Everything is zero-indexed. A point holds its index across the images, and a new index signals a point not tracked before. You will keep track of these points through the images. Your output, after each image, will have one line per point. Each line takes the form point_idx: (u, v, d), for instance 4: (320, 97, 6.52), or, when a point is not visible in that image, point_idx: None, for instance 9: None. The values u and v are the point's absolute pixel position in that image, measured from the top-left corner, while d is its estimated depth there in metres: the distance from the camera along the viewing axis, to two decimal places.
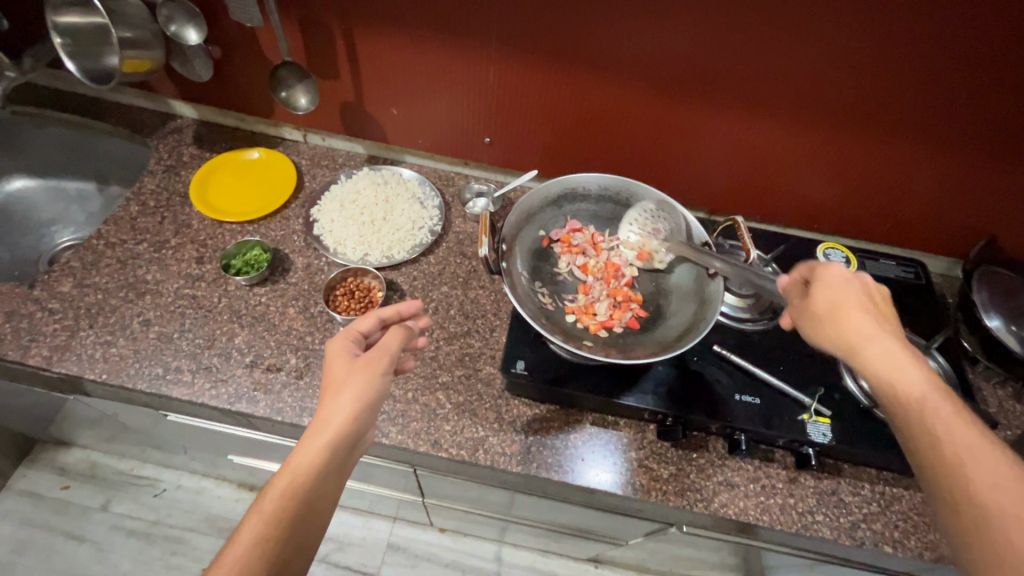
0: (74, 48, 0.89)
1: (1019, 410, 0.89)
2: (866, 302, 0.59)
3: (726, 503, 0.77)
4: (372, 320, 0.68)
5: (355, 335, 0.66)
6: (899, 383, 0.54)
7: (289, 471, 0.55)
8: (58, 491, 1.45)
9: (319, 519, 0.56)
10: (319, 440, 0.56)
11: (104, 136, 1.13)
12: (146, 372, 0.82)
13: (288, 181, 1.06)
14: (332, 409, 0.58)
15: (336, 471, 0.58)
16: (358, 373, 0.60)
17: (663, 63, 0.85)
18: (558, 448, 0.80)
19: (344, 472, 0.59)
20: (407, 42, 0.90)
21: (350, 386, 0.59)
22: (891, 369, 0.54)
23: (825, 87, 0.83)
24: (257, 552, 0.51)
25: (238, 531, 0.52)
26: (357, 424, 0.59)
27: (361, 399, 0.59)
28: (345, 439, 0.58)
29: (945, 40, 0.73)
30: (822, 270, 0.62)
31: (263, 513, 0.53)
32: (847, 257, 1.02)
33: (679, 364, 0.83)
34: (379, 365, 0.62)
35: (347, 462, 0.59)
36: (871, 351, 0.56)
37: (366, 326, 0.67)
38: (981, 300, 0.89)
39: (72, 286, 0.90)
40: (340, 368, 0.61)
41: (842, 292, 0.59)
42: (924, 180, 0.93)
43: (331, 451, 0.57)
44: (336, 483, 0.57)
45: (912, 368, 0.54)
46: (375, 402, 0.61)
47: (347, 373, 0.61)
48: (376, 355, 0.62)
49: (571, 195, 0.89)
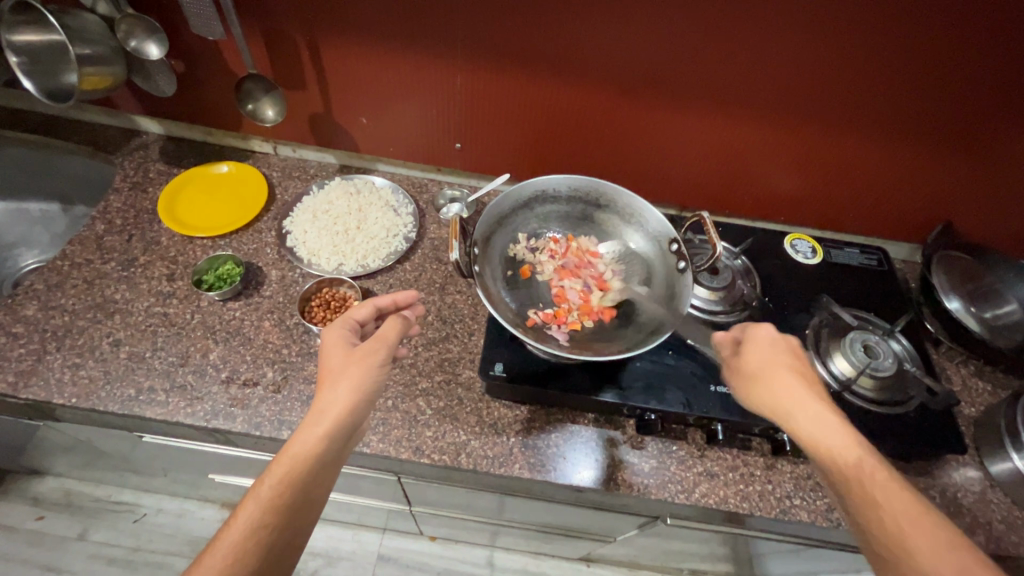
0: (32, 66, 0.87)
1: (981, 387, 0.93)
2: (791, 365, 0.64)
3: (706, 492, 0.78)
4: (367, 308, 0.69)
5: (351, 322, 0.67)
6: (831, 448, 0.56)
7: (288, 456, 0.55)
8: (32, 522, 1.40)
9: (315, 510, 0.56)
10: (317, 428, 0.57)
11: (67, 154, 1.11)
12: (118, 395, 0.80)
13: (259, 193, 1.05)
14: (329, 400, 0.58)
15: (333, 461, 0.57)
16: (356, 364, 0.61)
17: (629, 65, 0.87)
18: (541, 448, 0.80)
19: (342, 462, 0.59)
20: (372, 51, 0.91)
21: (348, 375, 0.60)
22: (817, 432, 0.58)
23: (786, 81, 0.85)
24: (252, 540, 0.51)
25: (232, 517, 0.52)
26: (356, 414, 0.59)
27: (359, 390, 0.59)
28: (342, 429, 0.58)
29: (896, 30, 0.76)
30: (753, 330, 0.68)
31: (259, 502, 0.53)
32: (813, 247, 1.05)
33: (655, 357, 0.85)
34: (377, 355, 0.62)
35: (344, 451, 0.59)
36: (798, 415, 0.59)
37: (363, 315, 0.69)
38: (942, 284, 0.93)
39: (37, 309, 0.87)
40: (338, 357, 0.62)
41: (770, 355, 0.65)
42: (886, 170, 0.96)
43: (328, 440, 0.57)
44: (332, 473, 0.57)
45: (841, 438, 0.57)
46: (373, 393, 0.61)
47: (345, 363, 0.61)
48: (374, 345, 0.63)
49: (541, 197, 0.89)
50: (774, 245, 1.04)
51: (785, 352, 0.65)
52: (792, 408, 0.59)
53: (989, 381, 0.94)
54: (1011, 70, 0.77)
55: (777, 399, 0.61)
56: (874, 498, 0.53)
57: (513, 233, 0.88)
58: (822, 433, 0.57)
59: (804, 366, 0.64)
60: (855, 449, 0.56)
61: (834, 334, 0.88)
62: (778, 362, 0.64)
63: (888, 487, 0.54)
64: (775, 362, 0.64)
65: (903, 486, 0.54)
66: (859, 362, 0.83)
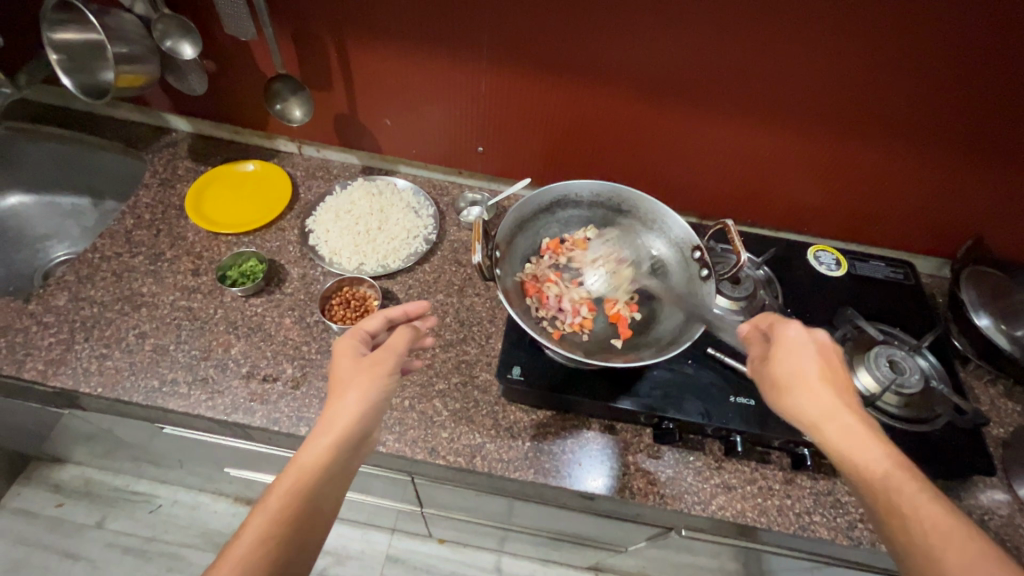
0: (69, 63, 0.90)
1: (1011, 407, 0.90)
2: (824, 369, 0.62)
3: (723, 505, 0.77)
4: (379, 319, 0.70)
5: (361, 334, 0.68)
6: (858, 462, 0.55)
7: (295, 467, 0.56)
8: (51, 509, 1.43)
9: (323, 520, 0.56)
10: (326, 439, 0.57)
11: (98, 150, 1.14)
12: (142, 385, 0.81)
13: (283, 192, 1.07)
14: (338, 408, 0.60)
15: (341, 471, 0.58)
16: (365, 373, 0.62)
17: (655, 70, 0.87)
18: (556, 454, 0.80)
19: (350, 472, 0.59)
20: (399, 53, 0.92)
21: (357, 385, 0.61)
22: (851, 445, 0.56)
23: (814, 86, 0.84)
24: (258, 553, 0.51)
25: (240, 531, 0.52)
26: (362, 425, 0.60)
27: (367, 399, 0.61)
28: (351, 439, 0.59)
29: (931, 34, 0.74)
30: (783, 328, 0.66)
31: (268, 512, 0.53)
32: (837, 259, 1.03)
33: (674, 366, 0.84)
34: (385, 365, 0.64)
35: (353, 463, 0.60)
36: (830, 425, 0.58)
37: (374, 326, 0.69)
38: (970, 300, 0.91)
39: (67, 300, 0.90)
40: (346, 367, 0.63)
41: (801, 357, 0.63)
42: (912, 182, 0.95)
43: (336, 449, 0.58)
44: (339, 485, 0.58)
45: (870, 446, 0.56)
46: (382, 403, 0.62)
47: (354, 372, 0.62)
48: (382, 355, 0.64)
49: (563, 201, 0.86)
50: (796, 256, 1.03)
51: (817, 358, 0.63)
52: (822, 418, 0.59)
53: (1019, 402, 0.91)
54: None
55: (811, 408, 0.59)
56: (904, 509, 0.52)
57: (535, 238, 0.86)
58: (849, 442, 0.57)
59: (837, 373, 0.63)
60: (886, 461, 0.55)
61: (858, 348, 0.85)
62: (810, 370, 0.62)
63: (920, 500, 0.53)
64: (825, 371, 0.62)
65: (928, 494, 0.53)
66: (884, 377, 0.80)
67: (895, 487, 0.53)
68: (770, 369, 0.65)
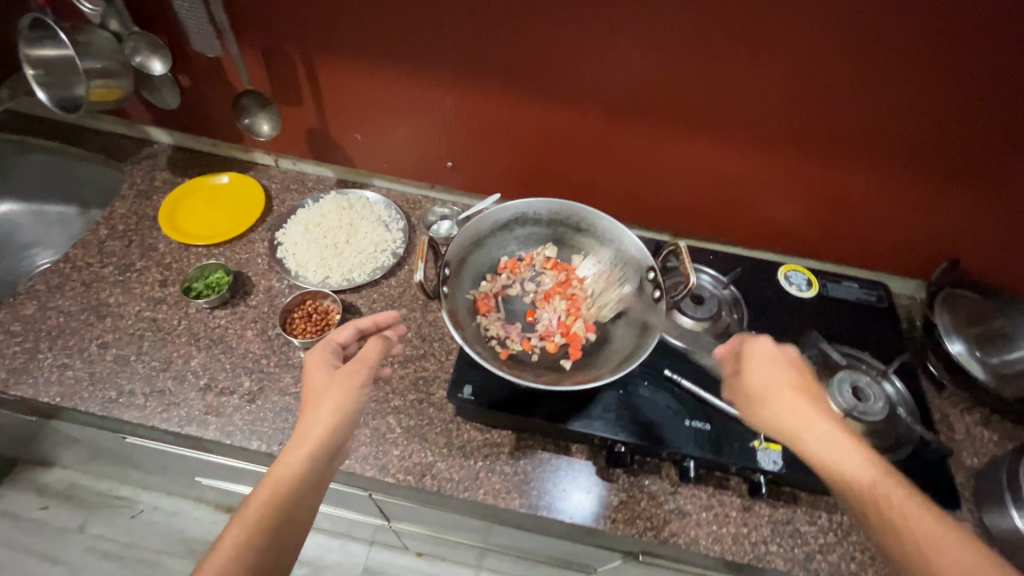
0: (47, 77, 0.92)
1: (987, 436, 0.87)
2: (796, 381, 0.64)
3: (677, 532, 0.75)
4: (350, 330, 0.69)
5: (333, 345, 0.67)
6: (842, 471, 0.57)
7: (271, 480, 0.56)
8: (36, 511, 1.45)
9: (300, 529, 0.56)
10: (300, 450, 0.57)
11: (82, 162, 1.16)
12: (100, 396, 0.82)
13: (255, 204, 1.08)
14: (311, 420, 0.59)
15: (317, 481, 0.58)
16: (337, 385, 0.62)
17: (616, 87, 0.86)
18: (508, 474, 0.79)
19: (326, 481, 0.59)
20: (365, 69, 0.93)
21: (330, 396, 0.61)
22: (831, 455, 0.58)
23: (778, 103, 0.83)
24: (236, 563, 0.52)
25: (220, 542, 0.53)
26: (337, 434, 0.60)
27: (340, 411, 0.60)
28: (326, 449, 0.59)
29: (892, 50, 0.73)
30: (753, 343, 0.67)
31: (245, 524, 0.53)
32: (809, 280, 1.01)
33: (629, 388, 0.82)
34: (357, 376, 0.63)
35: (328, 472, 0.59)
36: (809, 438, 0.59)
37: (344, 337, 0.69)
38: (944, 324, 0.89)
39: (35, 309, 0.91)
40: (319, 380, 0.63)
41: (773, 372, 0.65)
42: (887, 201, 0.93)
43: (311, 461, 0.57)
44: (315, 494, 0.57)
45: (852, 457, 0.58)
46: (356, 413, 0.62)
47: (327, 385, 0.62)
48: (354, 365, 0.63)
49: (522, 219, 0.86)
50: (767, 275, 1.01)
51: (789, 370, 0.65)
52: (799, 432, 0.60)
53: (996, 431, 0.87)
54: (1017, 92, 0.73)
55: (787, 422, 0.61)
56: (892, 514, 0.54)
57: (491, 255, 0.86)
58: (831, 453, 0.58)
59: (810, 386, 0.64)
60: (867, 468, 0.57)
61: (823, 372, 0.83)
62: (783, 383, 0.63)
63: (908, 503, 0.54)
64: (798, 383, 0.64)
65: (910, 498, 0.55)
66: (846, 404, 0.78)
67: (877, 492, 0.55)
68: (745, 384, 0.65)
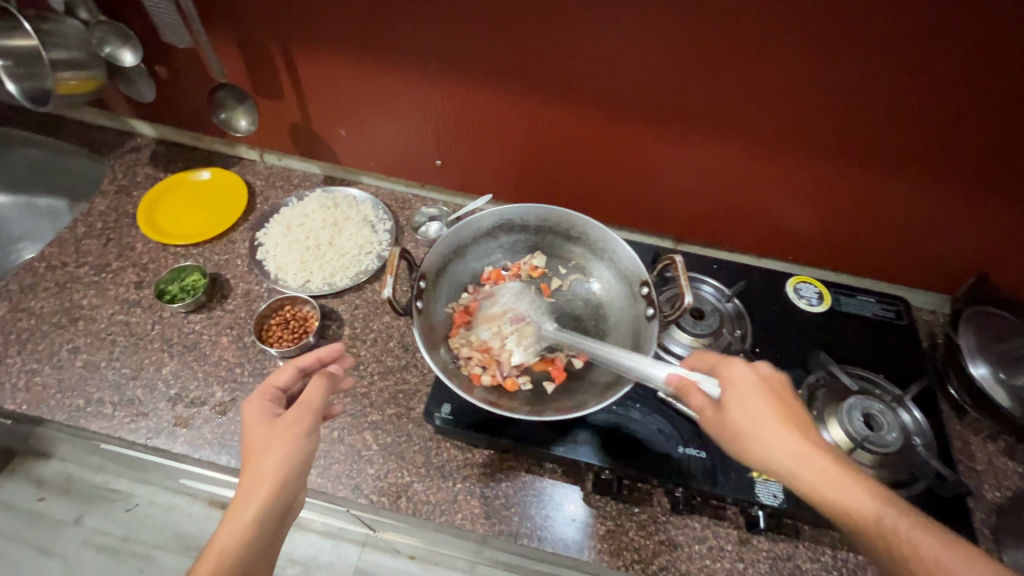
0: (19, 69, 0.87)
1: (1011, 468, 0.79)
2: (777, 408, 0.55)
3: (667, 566, 0.70)
4: (290, 371, 0.64)
5: (271, 392, 0.62)
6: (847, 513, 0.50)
7: (213, 553, 0.51)
8: (33, 502, 1.44)
9: None
10: (244, 516, 0.53)
11: (65, 154, 1.13)
12: (67, 404, 0.79)
13: (238, 202, 1.04)
14: (254, 480, 0.54)
15: (268, 545, 0.54)
16: (280, 436, 0.57)
17: (611, 83, 0.80)
18: (489, 498, 0.74)
19: (277, 541, 0.55)
20: (345, 62, 0.87)
21: (274, 451, 0.56)
22: (832, 496, 0.50)
23: (789, 103, 0.76)
24: None
25: None
26: (286, 492, 0.55)
27: (286, 468, 0.55)
28: (274, 509, 0.54)
29: (919, 47, 0.65)
30: (727, 369, 0.59)
31: None
32: (820, 292, 0.94)
33: (620, 410, 0.77)
34: (303, 424, 0.58)
35: (278, 532, 0.55)
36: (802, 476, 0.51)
37: (284, 379, 0.63)
38: (969, 345, 0.80)
39: (7, 310, 0.88)
40: (259, 434, 0.57)
41: (750, 401, 0.56)
42: (908, 210, 0.85)
43: (258, 526, 0.53)
44: (266, 560, 0.53)
45: (855, 494, 0.50)
46: (304, 465, 0.57)
47: (270, 437, 0.57)
48: (298, 413, 0.59)
49: (507, 226, 0.81)
50: (775, 287, 0.94)
51: (765, 395, 0.56)
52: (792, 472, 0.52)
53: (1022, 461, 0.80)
54: None
55: (778, 462, 0.52)
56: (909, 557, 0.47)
57: (475, 265, 0.81)
58: (832, 493, 0.50)
59: (792, 410, 0.56)
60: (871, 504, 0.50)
61: (831, 397, 0.77)
62: (763, 415, 0.55)
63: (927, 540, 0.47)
64: (778, 409, 0.55)
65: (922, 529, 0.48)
66: (856, 432, 0.72)
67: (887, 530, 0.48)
68: (724, 420, 0.56)
